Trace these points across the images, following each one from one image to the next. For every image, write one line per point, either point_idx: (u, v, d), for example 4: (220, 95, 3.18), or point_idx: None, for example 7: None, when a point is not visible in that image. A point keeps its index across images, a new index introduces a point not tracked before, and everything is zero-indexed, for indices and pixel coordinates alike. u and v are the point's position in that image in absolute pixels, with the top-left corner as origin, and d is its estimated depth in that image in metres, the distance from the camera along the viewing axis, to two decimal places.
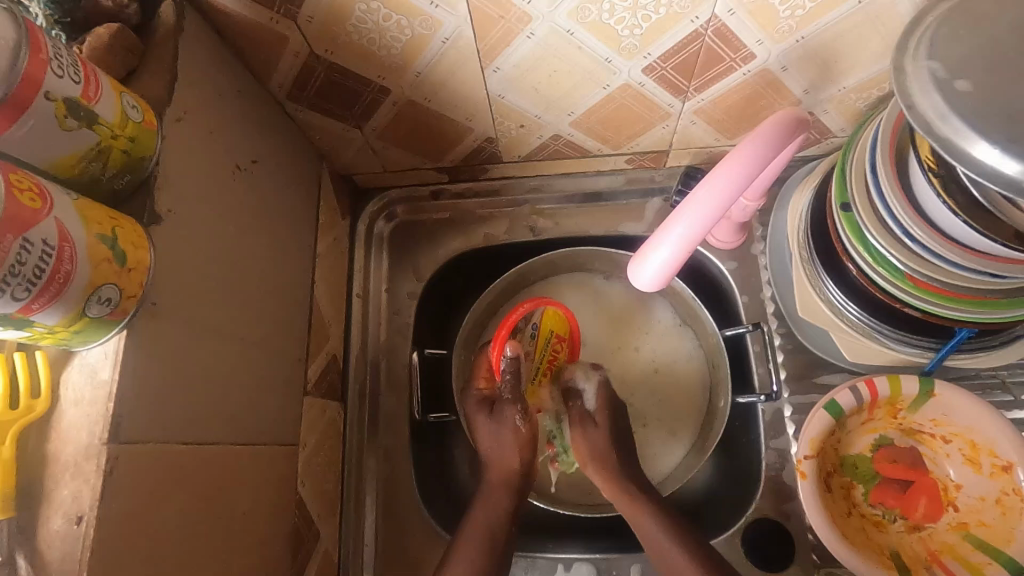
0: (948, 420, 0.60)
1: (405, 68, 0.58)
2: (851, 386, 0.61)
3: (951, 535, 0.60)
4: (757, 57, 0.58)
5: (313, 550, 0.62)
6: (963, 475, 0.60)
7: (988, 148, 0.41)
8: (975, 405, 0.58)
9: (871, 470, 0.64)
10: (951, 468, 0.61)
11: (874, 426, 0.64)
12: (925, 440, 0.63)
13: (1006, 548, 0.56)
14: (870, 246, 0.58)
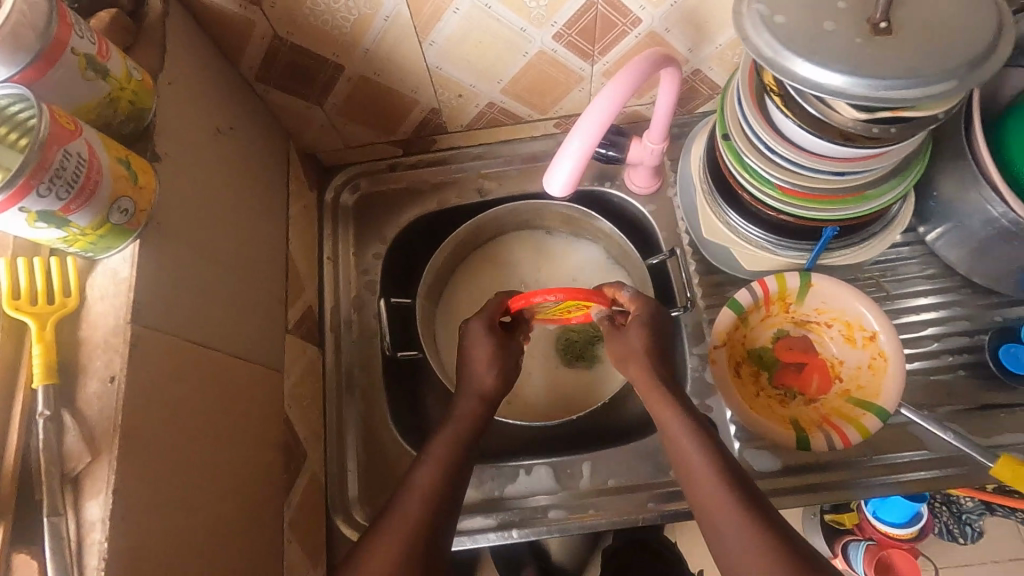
0: (827, 306, 0.74)
1: (355, 45, 0.70)
2: (748, 285, 0.74)
3: (838, 401, 0.72)
4: (643, 22, 0.71)
5: (301, 468, 0.71)
6: (844, 351, 0.74)
7: (802, 63, 0.54)
8: (843, 289, 0.71)
9: (774, 359, 0.76)
10: (835, 347, 0.74)
11: (773, 322, 0.77)
12: (813, 328, 0.76)
13: (879, 399, 0.68)
14: (748, 167, 0.71)
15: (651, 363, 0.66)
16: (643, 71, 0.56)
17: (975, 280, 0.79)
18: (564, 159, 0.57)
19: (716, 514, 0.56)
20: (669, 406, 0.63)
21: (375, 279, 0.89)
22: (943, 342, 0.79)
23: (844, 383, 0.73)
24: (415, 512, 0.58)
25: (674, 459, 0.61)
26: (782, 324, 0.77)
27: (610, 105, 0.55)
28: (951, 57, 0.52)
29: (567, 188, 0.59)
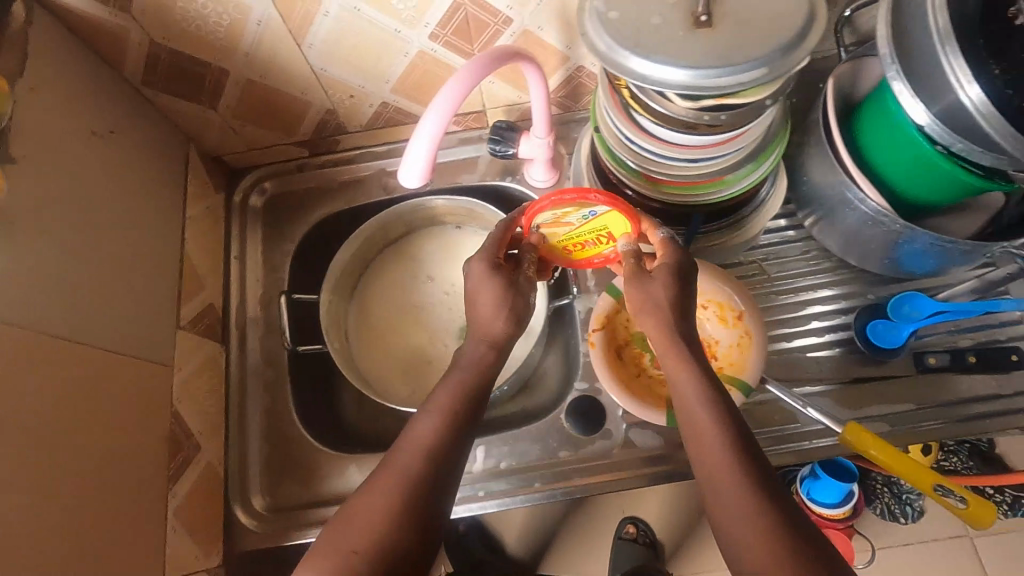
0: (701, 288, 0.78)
1: (233, 49, 0.72)
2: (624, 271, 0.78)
3: None
4: (514, 22, 0.74)
5: (192, 458, 0.73)
6: (717, 330, 0.77)
7: (629, 56, 0.57)
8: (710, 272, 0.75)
9: None
10: (710, 327, 0.78)
11: None
12: None
13: (744, 374, 0.72)
14: (618, 156, 0.75)
15: (660, 319, 0.61)
16: (490, 61, 0.60)
17: (849, 262, 0.83)
18: (413, 151, 0.59)
19: (721, 494, 0.51)
20: (680, 365, 0.59)
21: (281, 276, 0.91)
22: (821, 321, 0.82)
23: (719, 362, 0.76)
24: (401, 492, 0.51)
25: (693, 429, 0.56)
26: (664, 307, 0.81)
27: (452, 99, 0.58)
28: (760, 48, 0.55)
29: (426, 172, 0.60)
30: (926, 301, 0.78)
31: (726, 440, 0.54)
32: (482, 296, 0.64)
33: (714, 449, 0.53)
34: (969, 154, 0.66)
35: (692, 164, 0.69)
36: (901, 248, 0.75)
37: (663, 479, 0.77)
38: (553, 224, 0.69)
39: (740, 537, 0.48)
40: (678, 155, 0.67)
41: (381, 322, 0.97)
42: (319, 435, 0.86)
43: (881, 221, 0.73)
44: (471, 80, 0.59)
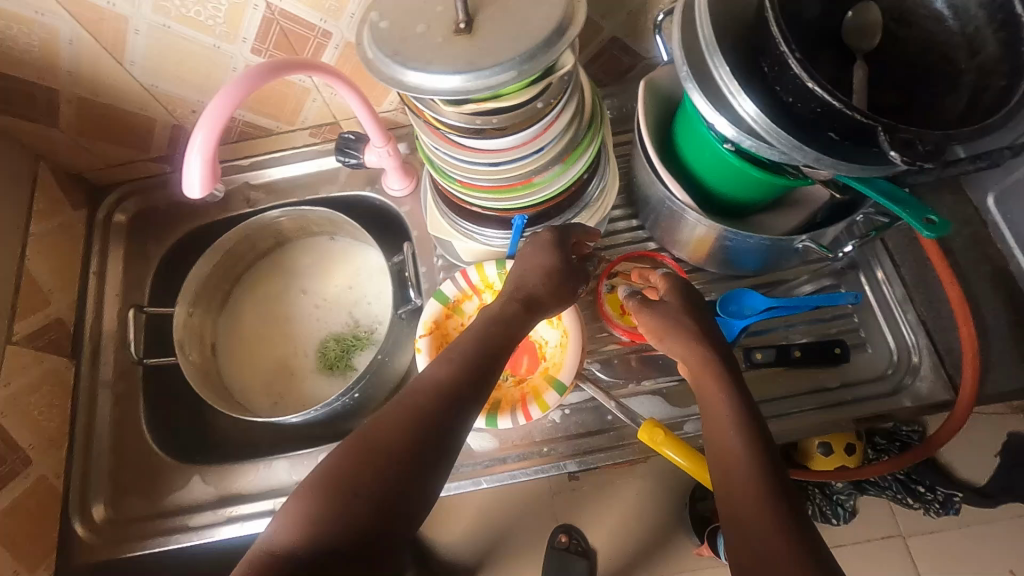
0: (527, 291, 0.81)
1: (56, 68, 0.74)
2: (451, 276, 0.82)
3: (538, 379, 0.78)
4: (333, 34, 0.76)
5: (19, 472, 0.74)
6: (546, 332, 0.81)
7: (392, 63, 0.59)
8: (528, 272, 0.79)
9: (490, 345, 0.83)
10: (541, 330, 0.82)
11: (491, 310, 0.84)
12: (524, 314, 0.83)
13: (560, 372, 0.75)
14: (435, 164, 0.76)
15: (688, 331, 0.69)
16: (263, 71, 0.62)
17: (686, 260, 0.84)
18: (190, 164, 0.61)
19: (727, 453, 0.59)
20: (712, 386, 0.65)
21: (141, 291, 0.93)
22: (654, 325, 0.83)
23: (546, 361, 0.80)
24: (419, 420, 0.55)
25: (713, 406, 0.63)
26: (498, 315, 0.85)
27: (220, 110, 0.60)
28: (511, 51, 0.57)
29: (205, 181, 0.62)
30: (757, 298, 0.79)
31: (740, 407, 0.62)
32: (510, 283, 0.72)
33: (724, 418, 0.62)
34: (757, 152, 0.66)
35: (495, 168, 0.70)
36: (725, 246, 0.76)
37: (494, 481, 0.78)
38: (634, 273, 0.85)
39: (741, 499, 0.54)
40: (477, 160, 0.68)
41: (247, 333, 0.98)
42: (170, 447, 0.86)
43: (697, 220, 0.74)
44: (239, 90, 0.61)
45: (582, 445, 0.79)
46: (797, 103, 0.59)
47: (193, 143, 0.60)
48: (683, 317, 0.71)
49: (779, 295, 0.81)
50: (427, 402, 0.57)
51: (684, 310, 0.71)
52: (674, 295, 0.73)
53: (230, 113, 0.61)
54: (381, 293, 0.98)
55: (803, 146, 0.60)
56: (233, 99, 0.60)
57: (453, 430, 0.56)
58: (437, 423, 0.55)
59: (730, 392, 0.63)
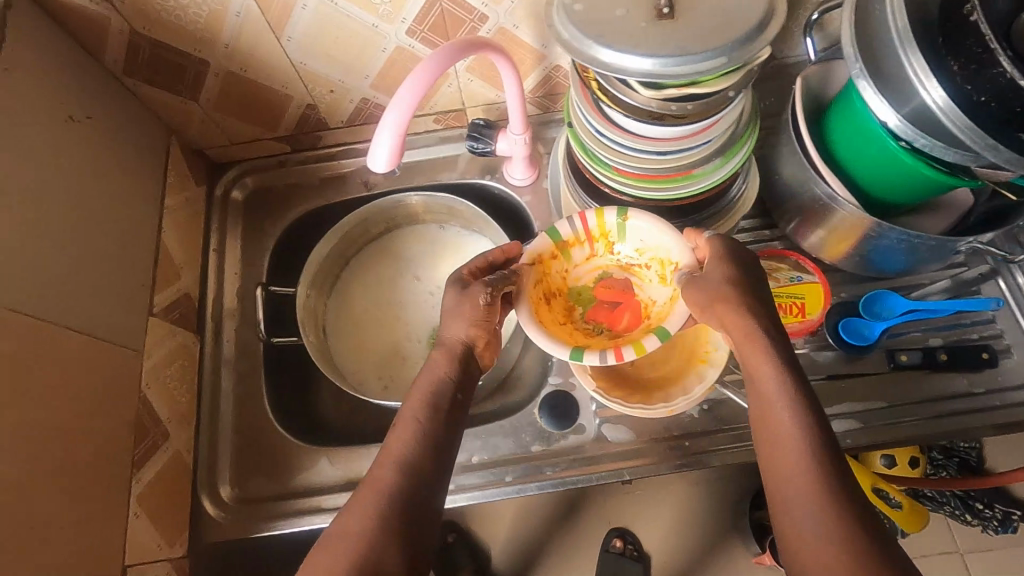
0: (646, 246, 0.75)
1: (215, 39, 0.73)
2: (569, 216, 0.75)
3: (638, 334, 0.74)
4: (489, 19, 0.76)
5: (159, 445, 0.73)
6: (656, 292, 0.77)
7: (590, 44, 0.59)
8: (653, 221, 0.71)
9: (591, 296, 0.79)
10: (650, 290, 0.78)
11: (598, 263, 0.79)
12: (635, 272, 0.79)
13: (666, 321, 0.69)
14: (589, 151, 0.75)
15: (729, 298, 0.62)
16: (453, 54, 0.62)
17: (823, 259, 0.83)
18: (378, 144, 0.61)
19: (776, 435, 0.54)
20: (758, 356, 0.58)
21: (260, 271, 0.92)
22: None
23: (651, 320, 0.76)
24: (388, 476, 0.55)
25: (757, 383, 0.57)
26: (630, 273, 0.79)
27: (414, 91, 0.60)
28: (719, 38, 0.57)
29: (389, 160, 0.61)
30: (898, 300, 0.79)
31: (786, 386, 0.56)
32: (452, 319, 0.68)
33: (775, 400, 0.55)
34: (932, 151, 0.66)
35: (660, 156, 0.70)
36: (873, 244, 0.75)
37: (634, 474, 0.77)
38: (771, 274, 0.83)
39: None
40: (646, 147, 0.68)
41: (357, 317, 0.97)
42: (291, 427, 0.85)
43: (853, 214, 0.73)
44: (431, 71, 0.60)
45: (722, 441, 0.78)
46: (996, 101, 0.58)
47: (383, 123, 0.60)
48: (723, 288, 0.63)
49: (917, 298, 0.81)
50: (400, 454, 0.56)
51: (728, 278, 0.64)
52: (722, 263, 0.65)
53: (422, 94, 0.60)
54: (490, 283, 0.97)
55: (997, 145, 0.59)
56: (425, 80, 0.60)
57: (438, 477, 0.57)
58: (414, 476, 0.55)
59: (777, 364, 0.57)
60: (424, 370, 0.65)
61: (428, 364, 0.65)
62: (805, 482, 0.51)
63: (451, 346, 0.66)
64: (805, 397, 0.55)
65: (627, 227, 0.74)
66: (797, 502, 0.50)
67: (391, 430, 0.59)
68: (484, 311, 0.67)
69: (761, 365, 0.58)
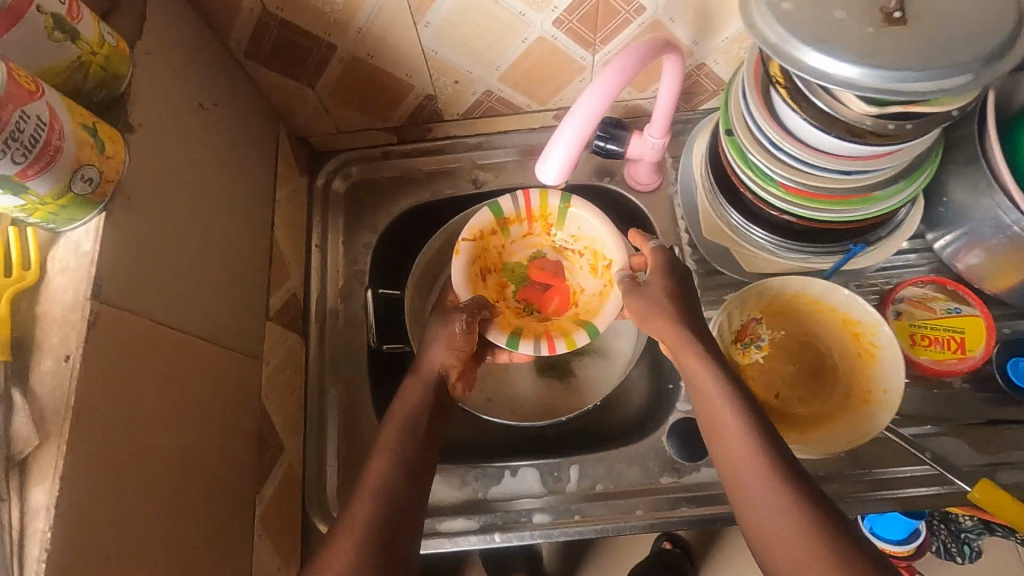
0: (583, 234, 0.80)
1: (348, 23, 0.67)
2: (514, 194, 0.79)
3: (569, 322, 0.77)
4: (647, 10, 0.69)
5: (277, 459, 0.68)
6: (586, 280, 0.80)
7: (807, 51, 0.51)
8: (594, 213, 0.76)
9: (523, 274, 0.82)
10: (581, 277, 0.81)
11: (534, 242, 0.82)
12: (568, 256, 0.82)
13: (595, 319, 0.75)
14: (751, 164, 0.68)
15: (669, 311, 0.65)
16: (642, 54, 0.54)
17: (985, 289, 0.76)
18: (553, 151, 0.55)
19: (725, 434, 0.58)
20: (693, 361, 0.62)
21: (364, 270, 0.87)
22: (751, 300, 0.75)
23: (577, 308, 0.79)
24: (385, 476, 0.59)
25: (700, 388, 0.61)
26: (777, 293, 0.73)
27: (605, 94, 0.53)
28: (964, 51, 0.49)
29: (561, 173, 0.56)
30: None
31: (729, 397, 0.59)
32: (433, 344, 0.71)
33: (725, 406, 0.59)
34: None
35: (843, 175, 0.62)
36: None
37: None
38: (920, 303, 0.77)
39: None
40: (830, 166, 0.61)
41: None
42: None
43: None
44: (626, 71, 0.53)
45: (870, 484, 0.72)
46: None
47: (563, 129, 0.54)
48: (664, 300, 0.66)
49: None
50: (388, 452, 0.61)
51: (669, 295, 0.66)
52: (663, 276, 0.68)
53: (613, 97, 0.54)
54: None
55: None
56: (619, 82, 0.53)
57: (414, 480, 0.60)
58: (391, 479, 0.59)
59: (717, 375, 0.61)
60: (403, 391, 0.69)
61: (405, 387, 0.69)
62: (763, 483, 0.55)
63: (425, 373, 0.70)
64: (749, 408, 0.59)
65: (567, 214, 0.79)
66: (765, 503, 0.54)
67: (385, 427, 0.65)
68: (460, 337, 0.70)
69: (703, 373, 0.61)
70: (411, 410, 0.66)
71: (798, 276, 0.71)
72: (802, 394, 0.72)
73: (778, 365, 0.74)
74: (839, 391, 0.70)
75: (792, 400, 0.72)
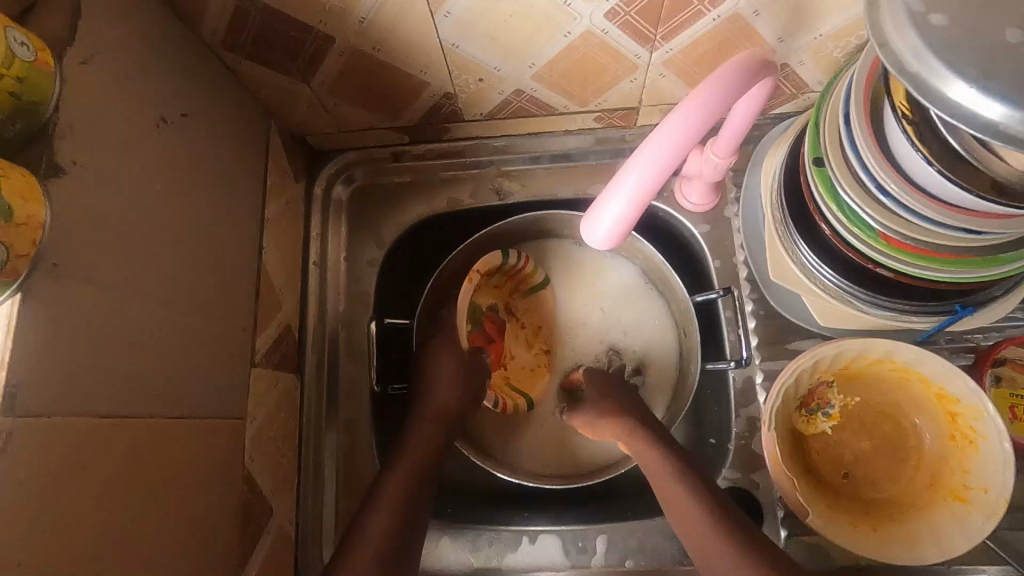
0: (535, 309, 0.76)
1: (348, 11, 0.53)
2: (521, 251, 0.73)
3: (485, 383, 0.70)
4: (727, 0, 0.54)
5: (265, 526, 0.60)
6: (518, 351, 0.75)
7: (965, 88, 0.37)
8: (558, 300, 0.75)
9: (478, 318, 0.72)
10: (516, 349, 0.75)
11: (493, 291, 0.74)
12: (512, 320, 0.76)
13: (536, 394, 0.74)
14: (843, 204, 0.54)
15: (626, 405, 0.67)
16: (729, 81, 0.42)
17: None
18: (606, 210, 0.49)
19: (673, 501, 0.60)
20: (640, 444, 0.64)
21: (368, 292, 0.76)
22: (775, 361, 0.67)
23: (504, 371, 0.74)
24: (392, 518, 0.58)
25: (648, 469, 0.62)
26: (859, 356, 0.61)
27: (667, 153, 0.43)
28: None
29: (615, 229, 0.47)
30: None
31: (681, 474, 0.60)
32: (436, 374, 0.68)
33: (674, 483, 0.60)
34: None
35: (971, 235, 0.48)
36: None
37: None
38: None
39: None
40: (958, 224, 0.47)
41: None
42: None
43: None
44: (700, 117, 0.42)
45: None
46: None
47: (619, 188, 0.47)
48: (605, 409, 0.67)
49: None
50: (394, 499, 0.59)
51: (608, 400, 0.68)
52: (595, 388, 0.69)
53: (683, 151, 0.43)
54: (650, 320, 0.76)
55: None
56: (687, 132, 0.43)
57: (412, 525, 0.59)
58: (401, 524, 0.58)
59: (665, 449, 0.63)
60: (415, 432, 0.66)
61: (416, 429, 0.66)
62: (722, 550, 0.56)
63: (441, 411, 0.67)
64: (699, 486, 0.60)
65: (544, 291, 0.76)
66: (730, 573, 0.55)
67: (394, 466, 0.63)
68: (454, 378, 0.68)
69: (649, 455, 0.63)
70: (421, 453, 0.64)
71: (886, 342, 0.59)
72: (876, 476, 0.61)
73: (850, 438, 0.62)
74: (923, 478, 0.59)
75: (864, 483, 0.61)
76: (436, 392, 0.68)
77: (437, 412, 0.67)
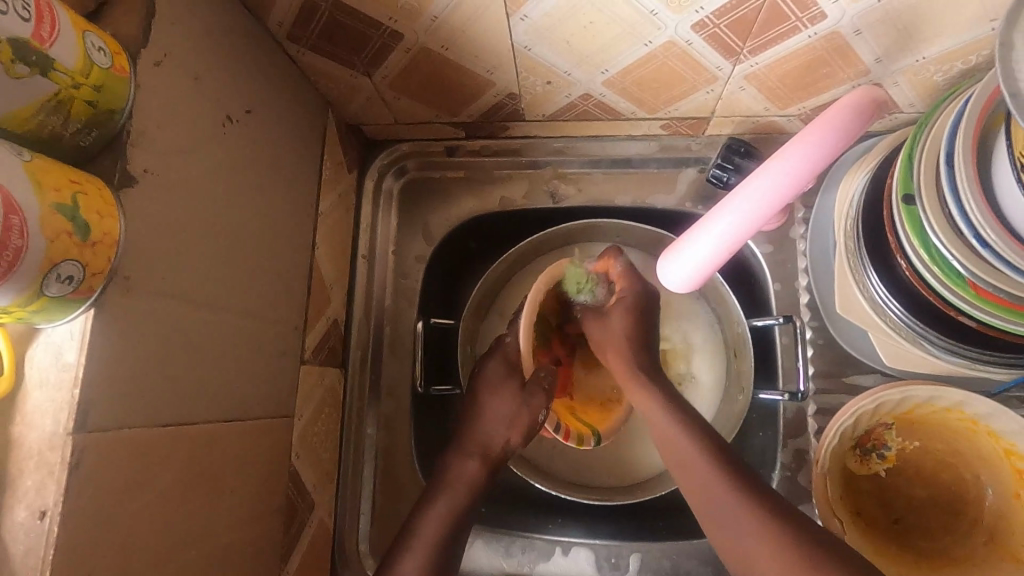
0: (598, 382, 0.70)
1: (421, 10, 0.51)
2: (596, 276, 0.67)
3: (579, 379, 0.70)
4: (829, 18, 0.49)
5: (306, 520, 0.61)
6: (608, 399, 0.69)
7: None
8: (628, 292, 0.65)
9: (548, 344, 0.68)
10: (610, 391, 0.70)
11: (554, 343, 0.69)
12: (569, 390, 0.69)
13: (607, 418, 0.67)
14: (930, 245, 0.50)
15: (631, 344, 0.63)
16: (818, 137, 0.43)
17: None
18: (695, 249, 0.52)
19: (692, 468, 0.55)
20: (645, 399, 0.60)
21: (414, 288, 0.75)
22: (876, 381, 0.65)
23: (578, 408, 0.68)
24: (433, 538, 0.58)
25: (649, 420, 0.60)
26: (923, 403, 0.58)
27: (757, 208, 0.47)
28: None
29: (704, 267, 0.53)
30: None
31: (686, 431, 0.57)
32: (500, 397, 0.64)
33: (677, 437, 0.57)
34: None
35: None
36: None
37: None
38: None
39: None
40: None
41: None
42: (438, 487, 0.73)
43: None
44: (797, 168, 0.45)
45: None
46: None
47: (711, 228, 0.50)
48: (622, 343, 0.63)
49: None
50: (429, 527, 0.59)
51: (629, 335, 0.63)
52: (625, 315, 0.64)
53: (778, 204, 0.47)
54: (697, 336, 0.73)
55: None
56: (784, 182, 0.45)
57: (459, 535, 0.60)
58: (445, 549, 0.58)
59: (664, 401, 0.59)
60: (456, 464, 0.63)
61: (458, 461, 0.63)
62: (737, 513, 0.51)
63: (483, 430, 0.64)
64: (705, 440, 0.56)
65: None
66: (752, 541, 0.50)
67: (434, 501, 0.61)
68: (508, 402, 0.64)
69: (652, 412, 0.59)
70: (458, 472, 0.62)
71: (956, 393, 0.55)
72: (928, 525, 0.60)
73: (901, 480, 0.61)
74: (981, 532, 0.58)
75: (913, 530, 0.60)
76: (485, 426, 0.64)
77: (482, 449, 0.64)
